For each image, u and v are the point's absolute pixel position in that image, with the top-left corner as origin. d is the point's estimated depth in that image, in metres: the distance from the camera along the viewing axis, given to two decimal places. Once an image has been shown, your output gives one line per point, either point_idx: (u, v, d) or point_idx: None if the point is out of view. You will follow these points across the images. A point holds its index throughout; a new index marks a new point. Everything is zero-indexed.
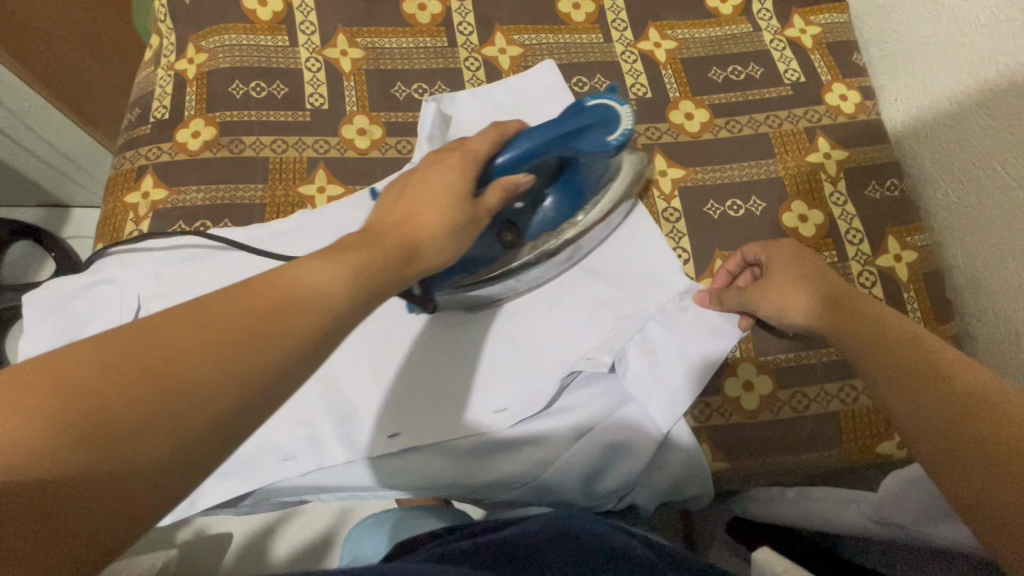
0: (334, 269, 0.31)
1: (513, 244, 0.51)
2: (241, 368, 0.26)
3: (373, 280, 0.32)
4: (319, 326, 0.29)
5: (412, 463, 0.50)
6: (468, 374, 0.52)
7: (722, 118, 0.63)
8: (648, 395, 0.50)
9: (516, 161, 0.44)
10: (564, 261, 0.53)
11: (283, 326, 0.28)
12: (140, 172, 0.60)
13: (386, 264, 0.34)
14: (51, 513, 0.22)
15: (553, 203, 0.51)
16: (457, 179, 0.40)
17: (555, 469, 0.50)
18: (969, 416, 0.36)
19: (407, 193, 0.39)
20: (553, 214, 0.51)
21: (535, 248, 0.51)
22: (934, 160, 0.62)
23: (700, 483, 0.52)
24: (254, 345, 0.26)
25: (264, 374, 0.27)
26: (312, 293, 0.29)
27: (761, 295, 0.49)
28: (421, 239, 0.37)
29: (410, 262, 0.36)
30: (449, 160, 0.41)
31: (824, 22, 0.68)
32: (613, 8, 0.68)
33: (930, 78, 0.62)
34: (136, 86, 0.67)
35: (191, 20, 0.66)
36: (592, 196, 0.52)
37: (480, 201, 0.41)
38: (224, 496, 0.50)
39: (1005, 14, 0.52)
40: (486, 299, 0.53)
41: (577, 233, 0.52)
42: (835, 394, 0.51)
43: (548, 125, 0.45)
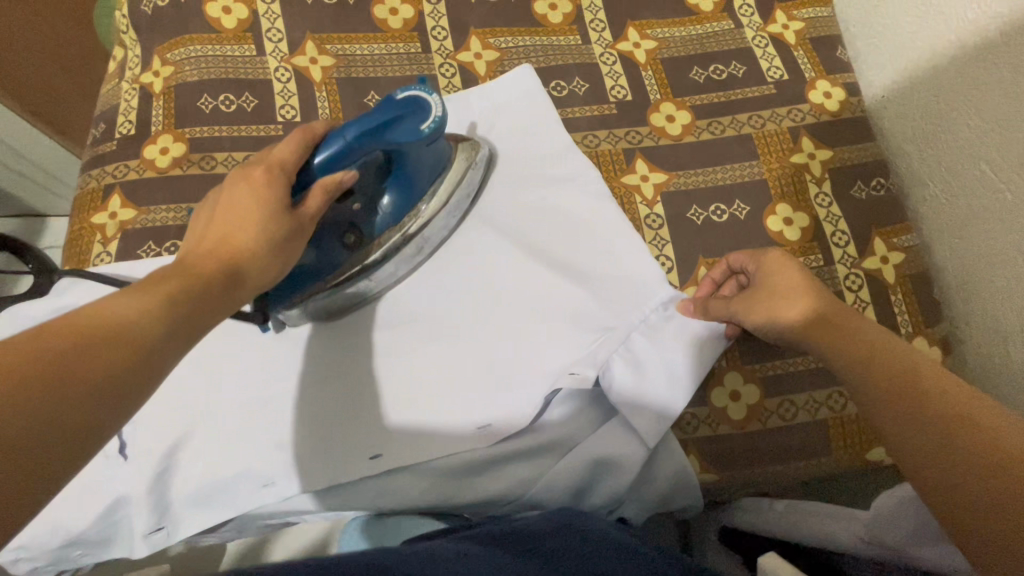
0: (155, 293, 0.34)
1: (358, 245, 0.52)
2: (129, 353, 0.30)
3: (197, 298, 0.35)
4: (148, 335, 0.31)
5: (394, 483, 0.49)
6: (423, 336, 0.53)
7: (704, 119, 0.61)
8: (636, 410, 0.48)
9: (329, 163, 0.46)
10: (414, 256, 0.54)
11: (70, 378, 0.27)
12: (107, 191, 0.58)
13: (200, 288, 0.36)
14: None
15: (390, 200, 0.51)
16: (268, 197, 0.42)
17: (540, 487, 0.48)
18: (975, 448, 0.36)
19: (212, 228, 0.41)
20: (392, 211, 0.52)
21: (377, 248, 0.52)
22: (921, 158, 0.61)
23: (690, 494, 0.50)
24: (129, 334, 0.30)
25: (143, 355, 0.30)
26: (137, 315, 0.31)
27: (744, 303, 0.48)
28: (238, 261, 0.40)
29: (234, 286, 0.39)
30: (254, 180, 0.43)
31: (806, 16, 0.67)
32: (591, 8, 0.66)
33: (914, 75, 0.61)
34: (101, 100, 0.65)
35: (156, 30, 0.64)
36: (428, 187, 0.53)
37: (298, 211, 0.44)
38: (203, 525, 0.48)
39: (994, 10, 0.50)
40: (344, 305, 0.53)
41: (419, 226, 0.52)
42: (824, 402, 0.51)
43: (357, 122, 0.45)
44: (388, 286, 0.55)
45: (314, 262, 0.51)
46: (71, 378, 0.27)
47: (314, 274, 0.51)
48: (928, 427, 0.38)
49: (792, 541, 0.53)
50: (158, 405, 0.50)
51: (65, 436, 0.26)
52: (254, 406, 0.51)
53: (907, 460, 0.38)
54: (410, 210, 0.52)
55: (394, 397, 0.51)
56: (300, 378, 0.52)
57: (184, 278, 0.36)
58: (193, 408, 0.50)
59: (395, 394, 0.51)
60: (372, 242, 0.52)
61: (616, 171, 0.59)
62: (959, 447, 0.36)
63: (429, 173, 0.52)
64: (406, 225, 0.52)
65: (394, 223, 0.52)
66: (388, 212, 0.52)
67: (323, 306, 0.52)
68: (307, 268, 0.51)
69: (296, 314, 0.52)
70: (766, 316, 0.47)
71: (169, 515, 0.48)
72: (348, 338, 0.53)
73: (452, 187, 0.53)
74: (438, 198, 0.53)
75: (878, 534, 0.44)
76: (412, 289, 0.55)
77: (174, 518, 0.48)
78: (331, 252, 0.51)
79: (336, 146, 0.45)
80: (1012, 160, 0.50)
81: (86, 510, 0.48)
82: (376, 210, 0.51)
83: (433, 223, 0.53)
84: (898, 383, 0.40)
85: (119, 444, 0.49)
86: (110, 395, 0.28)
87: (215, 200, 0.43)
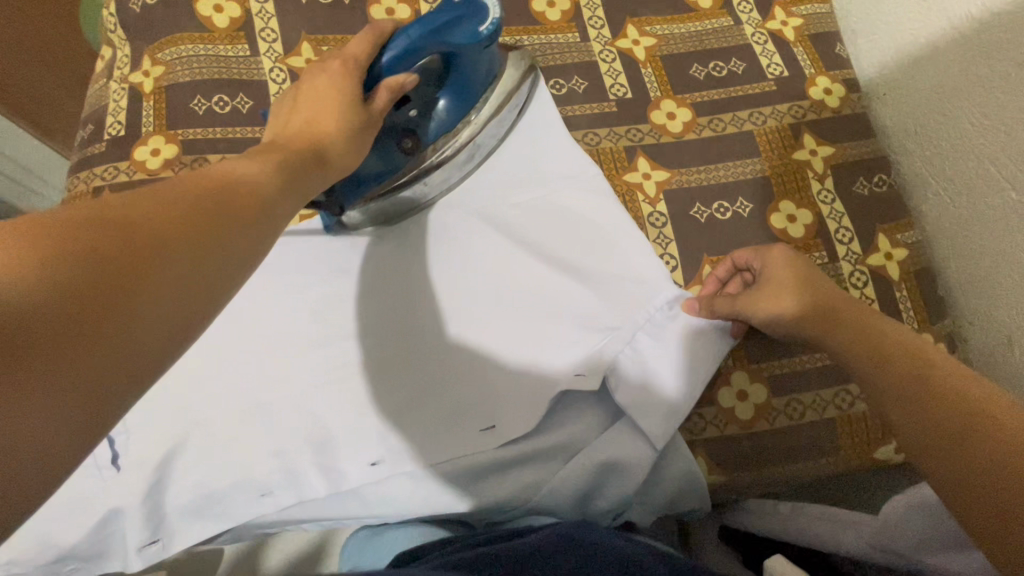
0: (268, 160, 0.35)
1: (415, 150, 0.53)
2: (262, 202, 0.31)
3: (300, 168, 0.37)
4: (270, 189, 0.32)
5: (396, 490, 0.47)
6: (478, 248, 0.54)
7: (706, 116, 0.61)
8: (644, 412, 0.47)
9: (396, 62, 0.46)
10: (468, 161, 0.56)
11: (225, 210, 0.28)
12: (96, 194, 0.57)
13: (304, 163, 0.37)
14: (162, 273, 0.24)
15: (446, 105, 0.52)
16: (343, 87, 0.43)
17: (546, 493, 0.47)
18: (983, 431, 0.36)
19: (297, 117, 0.42)
20: (447, 116, 0.53)
21: (435, 151, 0.53)
22: (923, 154, 0.61)
23: (697, 496, 0.50)
24: (259, 187, 0.32)
25: (273, 207, 0.32)
26: (256, 177, 0.32)
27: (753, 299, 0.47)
28: (322, 144, 0.40)
29: (322, 164, 0.39)
30: (331, 69, 0.44)
31: (805, 13, 0.67)
32: (589, 5, 0.66)
33: (916, 72, 0.60)
34: (88, 101, 0.63)
35: (145, 30, 0.62)
36: (480, 94, 0.53)
37: (368, 105, 0.45)
38: (202, 534, 0.47)
39: (996, 6, 0.50)
40: (400, 208, 0.56)
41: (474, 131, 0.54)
42: (831, 400, 0.50)
43: (420, 21, 0.46)
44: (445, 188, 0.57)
45: (374, 166, 0.52)
46: (221, 208, 0.28)
47: (377, 177, 0.53)
48: (936, 415, 0.38)
49: (797, 544, 0.52)
50: (154, 414, 0.49)
51: (231, 255, 0.27)
52: (250, 412, 0.49)
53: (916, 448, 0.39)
54: (464, 116, 0.54)
55: (431, 353, 0.51)
56: (299, 382, 0.50)
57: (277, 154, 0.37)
58: (188, 414, 0.49)
59: (428, 358, 0.51)
60: (428, 148, 0.53)
61: (618, 169, 0.58)
62: (968, 434, 0.36)
63: (480, 82, 0.53)
64: (463, 129, 0.54)
65: (450, 128, 0.53)
66: (443, 118, 0.53)
67: (386, 205, 0.55)
68: (367, 172, 0.52)
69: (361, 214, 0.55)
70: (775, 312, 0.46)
71: (164, 526, 0.47)
72: (347, 339, 0.51)
73: (502, 94, 0.55)
74: (490, 102, 0.54)
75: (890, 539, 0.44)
76: (411, 290, 0.53)
77: (169, 528, 0.47)
78: (391, 156, 0.52)
79: (398, 46, 0.46)
80: (1015, 157, 0.50)
81: (77, 522, 0.46)
82: (432, 115, 0.52)
83: (487, 128, 0.55)
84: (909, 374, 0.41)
85: (112, 454, 0.47)
86: (254, 233, 0.29)
87: (292, 95, 0.45)
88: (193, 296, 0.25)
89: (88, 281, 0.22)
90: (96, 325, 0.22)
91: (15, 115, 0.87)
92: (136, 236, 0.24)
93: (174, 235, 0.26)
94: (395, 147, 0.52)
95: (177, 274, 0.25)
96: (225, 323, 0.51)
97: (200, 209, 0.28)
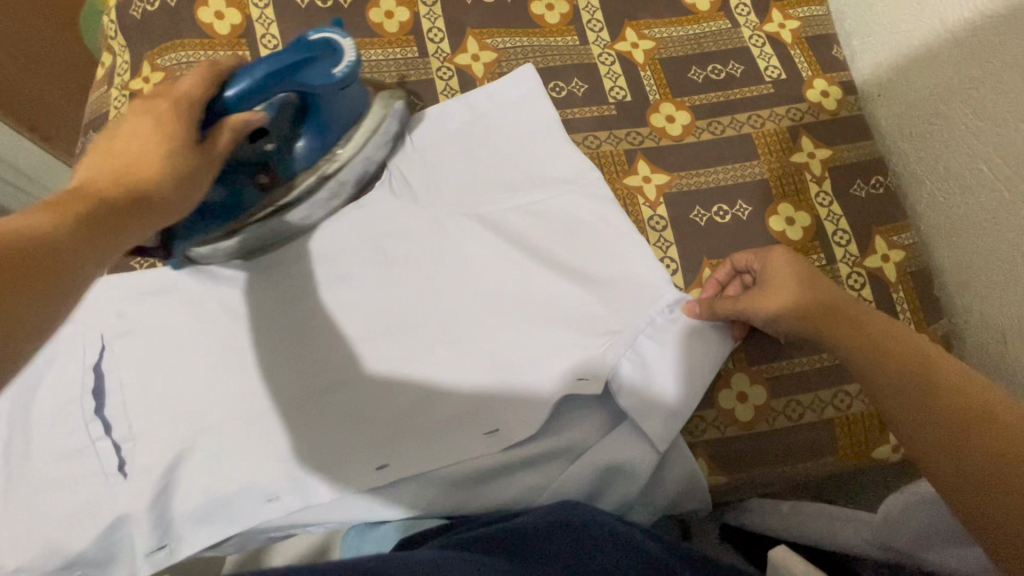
0: (58, 210, 0.30)
1: (272, 185, 0.51)
2: (56, 258, 0.27)
3: (110, 217, 0.32)
4: (69, 245, 0.29)
5: (404, 489, 0.48)
6: (443, 265, 0.54)
7: (704, 119, 0.61)
8: (645, 415, 0.48)
9: (243, 97, 0.44)
10: (330, 200, 0.53)
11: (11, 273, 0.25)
12: None
13: (119, 210, 0.33)
14: None
15: (306, 143, 0.51)
16: (163, 130, 0.39)
17: (550, 495, 0.48)
18: (990, 446, 0.37)
19: (113, 157, 0.37)
20: (308, 154, 0.51)
21: (288, 190, 0.51)
22: (919, 156, 0.61)
23: (697, 497, 0.50)
24: (52, 241, 0.28)
25: (72, 264, 0.28)
26: (41, 228, 0.28)
27: (750, 298, 0.48)
28: (146, 186, 0.36)
29: (143, 212, 0.35)
30: (156, 109, 0.40)
31: (803, 15, 0.67)
32: (588, 9, 0.66)
33: (911, 74, 0.61)
34: (89, 108, 0.63)
35: (146, 35, 0.62)
36: (343, 132, 0.52)
37: (209, 144, 0.41)
38: (210, 541, 0.47)
39: (990, 9, 0.51)
40: (258, 244, 0.52)
41: (336, 168, 0.52)
42: (830, 401, 0.51)
43: (271, 56, 0.45)
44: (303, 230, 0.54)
45: (219, 199, 0.49)
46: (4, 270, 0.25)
47: (221, 215, 0.49)
48: (942, 426, 0.39)
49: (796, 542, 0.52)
50: (161, 421, 0.49)
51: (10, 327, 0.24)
52: (256, 417, 0.49)
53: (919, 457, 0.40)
54: (323, 153, 0.52)
55: (432, 357, 0.51)
56: (303, 388, 0.51)
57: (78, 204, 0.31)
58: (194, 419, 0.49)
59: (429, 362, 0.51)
60: (285, 182, 0.51)
61: (618, 173, 0.59)
62: (975, 448, 0.37)
63: (344, 116, 0.52)
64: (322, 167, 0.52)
65: (308, 167, 0.51)
66: (303, 155, 0.51)
67: (232, 245, 0.51)
68: (207, 209, 0.49)
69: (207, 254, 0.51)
70: (773, 312, 0.47)
71: (171, 532, 0.47)
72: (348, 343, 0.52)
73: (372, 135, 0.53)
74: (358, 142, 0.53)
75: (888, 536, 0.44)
76: (413, 295, 0.53)
77: (176, 534, 0.47)
78: (241, 192, 0.49)
79: (248, 79, 0.43)
80: (1009, 160, 0.51)
81: (85, 528, 0.46)
82: (292, 152, 0.50)
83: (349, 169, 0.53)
84: (914, 378, 0.41)
85: (119, 462, 0.48)
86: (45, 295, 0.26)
87: (106, 135, 0.39)
88: None
89: None
90: None
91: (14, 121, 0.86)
92: None
93: None
94: (249, 181, 0.49)
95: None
96: (231, 330, 0.52)
97: None
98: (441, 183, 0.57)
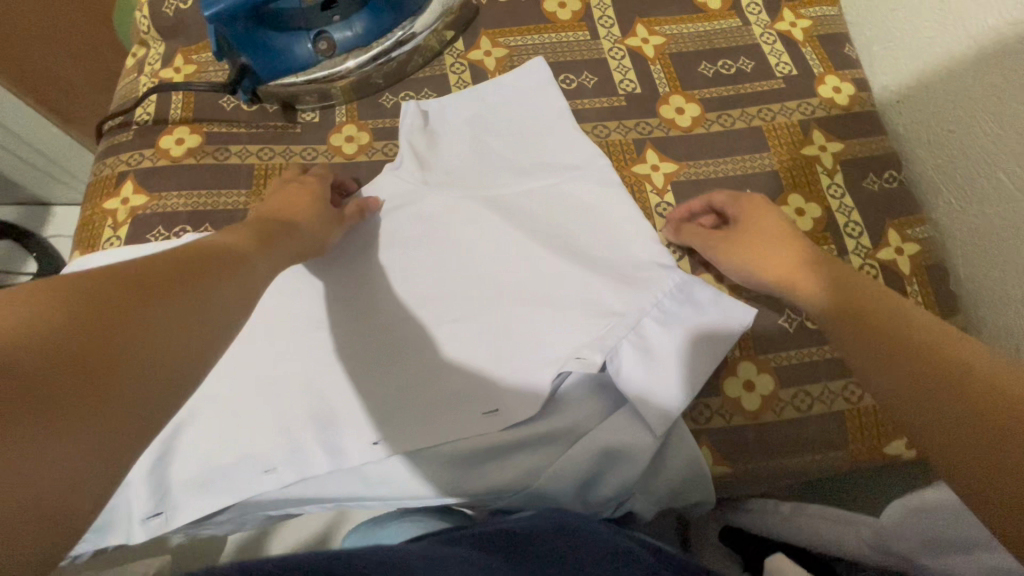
0: (243, 229, 0.42)
1: (329, 51, 0.61)
2: (259, 264, 0.39)
3: (295, 243, 0.46)
4: (250, 250, 0.39)
5: (404, 466, 0.48)
6: (458, 248, 0.54)
7: (714, 112, 0.61)
8: (644, 397, 0.47)
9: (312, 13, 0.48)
10: (383, 76, 0.64)
11: (216, 271, 0.34)
12: (120, 178, 0.59)
13: (289, 226, 0.47)
14: (154, 326, 0.28)
15: (364, 26, 0.62)
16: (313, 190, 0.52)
17: (548, 478, 0.47)
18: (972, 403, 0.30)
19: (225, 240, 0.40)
20: (365, 34, 0.62)
21: (344, 60, 0.62)
22: (937, 163, 0.61)
23: (701, 489, 0.48)
24: (273, 254, 0.42)
25: (253, 276, 0.37)
26: (228, 245, 0.38)
27: (731, 254, 0.50)
28: (298, 214, 0.49)
29: (292, 230, 0.46)
30: (305, 184, 0.53)
31: (814, 15, 0.67)
32: (600, 6, 0.67)
33: (931, 81, 0.60)
34: (118, 94, 0.66)
35: (182, 33, 0.66)
36: (399, 20, 0.63)
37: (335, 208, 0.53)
38: (210, 510, 0.47)
39: (1011, 17, 0.50)
40: (289, 93, 0.63)
41: (385, 51, 0.64)
42: (840, 393, 0.49)
43: None
44: (363, 93, 0.64)
45: (283, 46, 0.59)
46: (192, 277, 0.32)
47: (291, 64, 0.60)
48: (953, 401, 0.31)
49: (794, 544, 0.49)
50: None
51: (218, 310, 0.32)
52: (259, 390, 0.49)
53: (923, 435, 0.32)
54: (381, 35, 0.63)
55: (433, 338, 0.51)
56: (307, 364, 0.51)
57: (248, 232, 0.42)
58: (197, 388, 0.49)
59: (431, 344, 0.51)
60: (341, 54, 0.62)
61: (627, 161, 0.59)
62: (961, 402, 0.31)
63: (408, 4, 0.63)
64: (383, 42, 0.64)
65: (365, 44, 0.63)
66: (361, 34, 0.62)
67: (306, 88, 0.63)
68: (279, 53, 0.59)
69: (273, 88, 0.62)
70: (752, 266, 0.48)
71: (168, 499, 0.47)
72: (354, 318, 0.52)
73: (435, 23, 0.65)
74: (418, 28, 0.64)
75: (886, 543, 0.42)
76: (420, 277, 0.54)
77: (173, 502, 0.47)
78: (303, 49, 0.60)
79: None
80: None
81: None
82: (352, 28, 0.61)
83: (405, 47, 0.64)
84: (950, 356, 0.34)
85: None
86: (223, 293, 0.33)
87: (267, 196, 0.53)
88: (193, 339, 0.29)
89: (65, 342, 0.24)
90: (108, 383, 0.24)
91: (24, 94, 0.86)
92: (129, 300, 0.28)
93: (174, 284, 0.31)
94: (310, 46, 0.60)
95: (64, 407, 0.23)
96: None
97: (185, 266, 0.32)
98: (455, 165, 0.58)
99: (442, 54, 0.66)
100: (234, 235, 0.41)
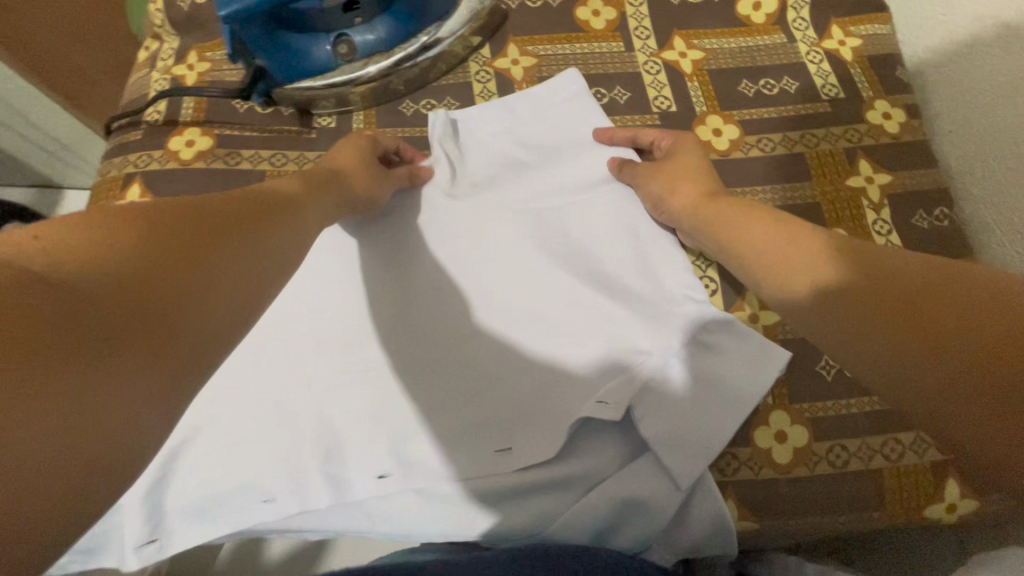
0: (295, 177, 0.42)
1: (349, 55, 0.59)
2: (308, 210, 0.39)
3: (344, 195, 0.45)
4: (297, 197, 0.39)
5: (416, 500, 0.45)
6: (477, 272, 0.52)
7: (753, 135, 0.58)
8: (668, 446, 0.44)
9: None
10: (404, 83, 0.61)
11: (268, 221, 0.34)
12: (127, 180, 0.56)
13: (340, 175, 0.46)
14: (211, 271, 0.28)
15: (388, 29, 0.59)
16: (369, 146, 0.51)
17: (560, 528, 0.44)
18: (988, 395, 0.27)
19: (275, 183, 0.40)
20: (387, 38, 0.59)
21: (365, 65, 0.59)
22: (991, 204, 0.56)
23: (725, 547, 0.45)
24: (324, 202, 0.42)
25: (306, 226, 0.37)
26: (279, 191, 0.38)
27: (648, 179, 0.51)
28: (349, 167, 0.48)
29: (341, 181, 0.45)
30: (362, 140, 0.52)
31: (865, 33, 0.63)
32: (635, 16, 0.63)
33: (992, 114, 0.56)
34: (129, 89, 0.64)
35: (198, 28, 0.64)
36: (425, 25, 0.61)
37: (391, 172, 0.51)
38: (219, 531, 0.45)
39: None
40: (305, 98, 0.60)
41: (407, 57, 0.60)
42: (878, 449, 0.46)
43: None
44: (382, 100, 0.61)
45: (301, 48, 0.57)
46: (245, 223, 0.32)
47: (309, 67, 0.58)
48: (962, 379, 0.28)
49: None
50: None
51: (271, 263, 0.32)
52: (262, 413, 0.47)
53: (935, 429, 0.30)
54: (405, 40, 0.60)
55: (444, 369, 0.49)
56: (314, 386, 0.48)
57: (297, 181, 0.42)
58: (200, 405, 0.47)
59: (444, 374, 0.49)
60: (362, 59, 0.59)
61: None
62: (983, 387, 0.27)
63: (433, 8, 0.60)
64: (405, 48, 0.60)
65: (387, 50, 0.60)
66: (382, 38, 0.59)
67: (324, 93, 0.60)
68: (297, 56, 0.57)
69: (290, 91, 0.59)
70: (664, 193, 0.49)
71: (161, 525, 0.44)
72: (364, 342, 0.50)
73: (462, 29, 0.61)
74: (443, 35, 0.60)
75: None
76: (434, 301, 0.51)
77: (166, 528, 0.44)
78: (323, 52, 0.58)
79: None
80: None
81: None
82: (375, 31, 0.59)
83: (430, 53, 0.61)
84: (940, 323, 0.30)
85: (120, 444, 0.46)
86: (277, 244, 0.33)
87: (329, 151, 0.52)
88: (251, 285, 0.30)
89: (128, 277, 0.25)
90: (167, 322, 0.25)
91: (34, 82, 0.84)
92: (189, 240, 0.28)
93: (232, 230, 0.31)
94: (331, 49, 0.58)
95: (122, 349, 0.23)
96: None
97: (241, 212, 0.33)
98: (490, 172, 0.55)
99: (466, 61, 0.62)
100: (284, 182, 0.41)
